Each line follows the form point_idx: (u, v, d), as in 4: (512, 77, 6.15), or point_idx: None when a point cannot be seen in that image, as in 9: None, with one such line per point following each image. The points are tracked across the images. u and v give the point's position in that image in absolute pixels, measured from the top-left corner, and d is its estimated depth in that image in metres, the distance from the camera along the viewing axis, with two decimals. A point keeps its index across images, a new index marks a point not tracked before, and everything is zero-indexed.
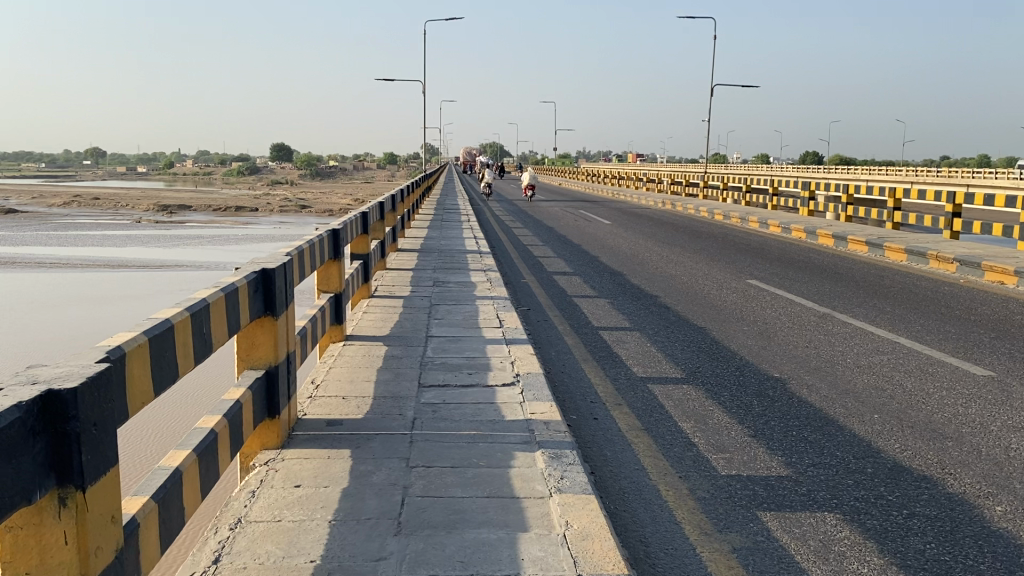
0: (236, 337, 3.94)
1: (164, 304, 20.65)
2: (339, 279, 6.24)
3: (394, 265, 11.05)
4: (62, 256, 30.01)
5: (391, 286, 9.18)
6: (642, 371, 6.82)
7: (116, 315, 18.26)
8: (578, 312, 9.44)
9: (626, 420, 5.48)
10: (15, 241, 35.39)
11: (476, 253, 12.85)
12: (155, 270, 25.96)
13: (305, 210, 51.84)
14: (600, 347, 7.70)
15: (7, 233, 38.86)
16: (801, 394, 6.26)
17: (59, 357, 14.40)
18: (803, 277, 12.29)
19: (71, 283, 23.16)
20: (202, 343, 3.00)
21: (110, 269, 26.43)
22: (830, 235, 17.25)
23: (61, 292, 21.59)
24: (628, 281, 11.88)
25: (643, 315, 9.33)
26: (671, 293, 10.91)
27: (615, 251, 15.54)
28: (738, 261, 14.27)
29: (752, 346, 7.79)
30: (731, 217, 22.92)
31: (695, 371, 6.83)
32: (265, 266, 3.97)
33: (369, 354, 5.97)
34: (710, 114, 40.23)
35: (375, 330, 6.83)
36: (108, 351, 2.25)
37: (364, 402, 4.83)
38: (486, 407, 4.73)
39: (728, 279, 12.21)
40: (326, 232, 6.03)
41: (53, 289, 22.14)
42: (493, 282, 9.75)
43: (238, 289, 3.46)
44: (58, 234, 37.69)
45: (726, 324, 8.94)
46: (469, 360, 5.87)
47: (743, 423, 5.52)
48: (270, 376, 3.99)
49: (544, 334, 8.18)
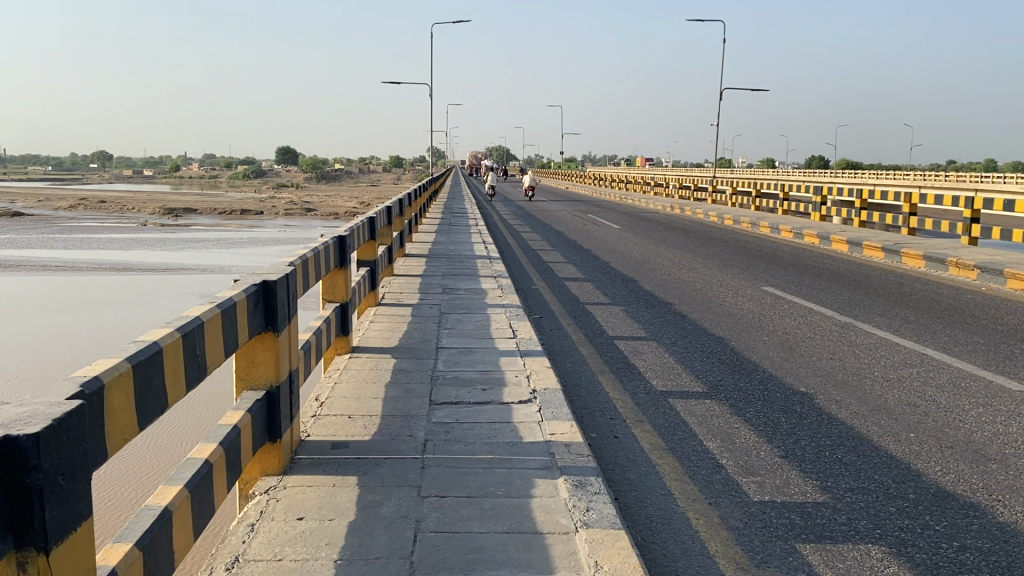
0: (235, 355, 3.66)
1: (168, 307, 20.37)
2: (345, 289, 5.96)
3: (401, 271, 10.75)
4: (67, 259, 29.79)
5: (399, 293, 8.89)
6: (661, 384, 6.51)
7: (119, 319, 17.99)
8: (591, 321, 9.14)
9: (649, 440, 5.18)
10: (20, 244, 35.21)
11: (486, 258, 12.54)
12: (161, 274, 25.73)
13: (311, 213, 51.58)
14: (617, 358, 7.39)
15: (12, 235, 38.68)
16: (830, 410, 5.93)
17: (60, 362, 14.12)
18: (820, 285, 11.94)
19: (75, 287, 22.93)
20: (195, 366, 2.72)
21: (114, 272, 26.22)
22: (844, 241, 16.90)
23: (66, 295, 21.37)
24: (641, 288, 11.56)
25: (660, 324, 9.01)
26: (686, 301, 10.59)
27: (626, 256, 15.24)
28: (753, 267, 13.93)
29: (775, 358, 7.47)
30: (742, 222, 22.56)
31: (717, 385, 6.51)
32: (266, 279, 3.69)
33: (377, 367, 5.68)
34: (718, 118, 39.89)
35: (383, 341, 6.54)
36: (84, 384, 1.97)
37: (372, 421, 4.54)
38: (503, 427, 4.43)
39: (744, 286, 11.87)
40: (332, 239, 5.75)
41: (57, 293, 21.91)
42: (504, 289, 9.45)
43: (235, 303, 3.18)
44: (64, 237, 37.53)
45: (745, 333, 8.62)
46: (482, 375, 5.57)
47: (772, 442, 5.20)
48: (271, 396, 3.71)
49: (558, 344, 7.88)
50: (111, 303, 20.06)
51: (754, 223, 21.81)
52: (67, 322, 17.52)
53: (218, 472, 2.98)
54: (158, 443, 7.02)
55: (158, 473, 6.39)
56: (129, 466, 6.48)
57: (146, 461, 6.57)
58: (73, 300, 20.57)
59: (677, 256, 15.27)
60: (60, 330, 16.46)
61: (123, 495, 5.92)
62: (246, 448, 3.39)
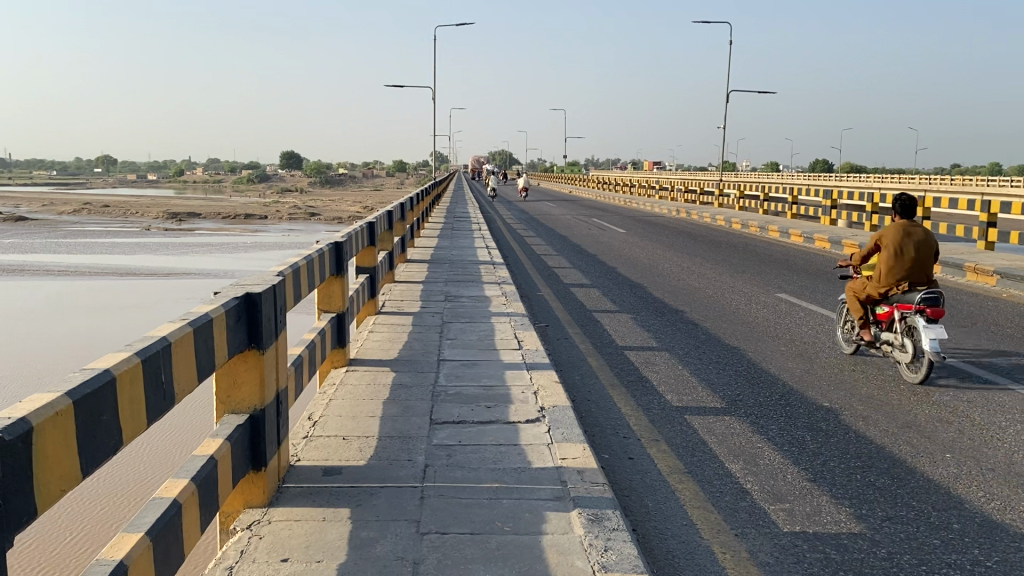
0: (215, 376, 3.31)
1: (168, 312, 20.01)
2: (341, 298, 5.62)
3: (403, 277, 10.40)
4: (70, 264, 29.54)
5: (399, 301, 8.54)
6: (677, 399, 6.16)
7: (118, 324, 17.63)
8: (600, 329, 8.78)
9: (666, 463, 4.83)
10: (23, 249, 35.00)
11: (490, 264, 12.17)
12: (163, 278, 25.44)
13: (315, 218, 51.27)
14: (628, 371, 7.03)
15: (16, 240, 38.50)
16: (859, 427, 5.57)
17: (56, 366, 13.75)
18: (836, 291, 11.57)
19: (76, 291, 22.64)
20: (158, 394, 2.37)
21: (116, 277, 25.93)
22: (856, 246, 16.51)
23: (65, 300, 21.06)
24: (651, 295, 11.19)
25: (672, 333, 8.65)
26: (697, 308, 10.25)
27: (634, 262, 14.89)
28: (765, 273, 13.58)
29: (795, 371, 7.12)
30: (750, 226, 22.17)
31: (736, 401, 6.16)
32: (249, 291, 3.34)
33: (375, 382, 5.32)
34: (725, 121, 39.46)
35: (381, 353, 6.18)
36: (6, 430, 1.62)
37: (368, 443, 4.19)
38: (510, 451, 4.07)
39: (757, 292, 11.52)
40: (328, 245, 5.42)
41: (58, 298, 21.59)
42: (509, 296, 9.09)
43: (211, 319, 2.83)
44: (67, 242, 37.27)
45: (761, 343, 8.27)
46: (487, 390, 5.21)
47: (799, 464, 4.85)
48: (255, 420, 3.37)
49: (566, 356, 7.52)
50: (110, 308, 19.74)
51: (763, 226, 21.42)
52: (65, 327, 17.20)
53: (189, 513, 2.63)
54: (146, 456, 6.77)
55: (147, 490, 6.16)
56: (117, 482, 6.24)
57: (135, 475, 6.33)
58: (72, 304, 20.25)
59: (686, 262, 14.92)
60: (58, 335, 16.14)
61: (113, 515, 5.69)
62: (225, 481, 3.04)
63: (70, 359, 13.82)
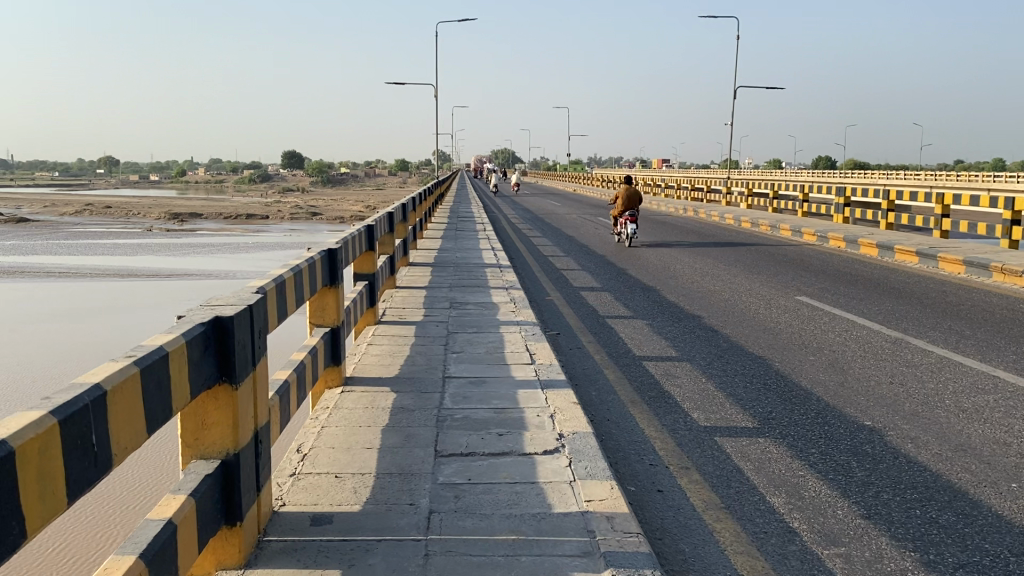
0: (180, 416, 2.80)
1: (166, 313, 19.44)
2: (336, 311, 5.13)
3: (404, 282, 9.87)
4: (69, 265, 28.99)
5: (401, 309, 8.01)
6: (704, 418, 5.62)
7: (114, 326, 17.07)
8: (614, 338, 8.24)
9: (701, 495, 4.30)
10: (23, 250, 34.47)
11: (495, 267, 11.63)
12: (164, 280, 24.88)
13: (317, 218, 50.69)
14: (649, 385, 6.49)
15: (16, 241, 37.99)
16: (908, 451, 5.03)
17: (46, 367, 13.17)
18: (859, 294, 11.02)
19: (74, 294, 22.06)
20: (80, 463, 1.85)
21: (118, 278, 25.37)
22: (873, 245, 15.95)
23: (61, 302, 20.50)
24: (665, 299, 10.66)
25: (691, 341, 8.11)
26: (715, 312, 9.72)
27: (645, 263, 14.33)
28: (782, 274, 13.04)
29: (828, 384, 6.59)
30: (762, 224, 21.60)
31: (769, 420, 5.64)
32: (220, 314, 2.82)
33: (373, 405, 4.79)
34: (734, 117, 38.82)
35: (381, 369, 5.65)
36: None
37: (363, 482, 3.66)
38: (527, 492, 3.55)
39: (776, 295, 10.96)
40: (321, 252, 4.92)
41: (54, 299, 21.01)
42: (517, 303, 8.57)
43: (166, 355, 2.31)
44: (69, 243, 36.71)
45: (787, 352, 7.75)
46: (498, 414, 4.69)
47: (849, 498, 4.32)
48: (229, 468, 2.85)
49: (580, 368, 6.99)
50: (106, 309, 19.16)
51: (774, 225, 20.86)
52: (60, 329, 16.63)
53: None
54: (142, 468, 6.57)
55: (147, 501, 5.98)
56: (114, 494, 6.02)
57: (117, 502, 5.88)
58: (70, 307, 19.64)
59: (698, 263, 14.39)
60: (51, 338, 15.58)
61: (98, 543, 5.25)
62: (187, 547, 2.53)
63: (63, 363, 13.26)
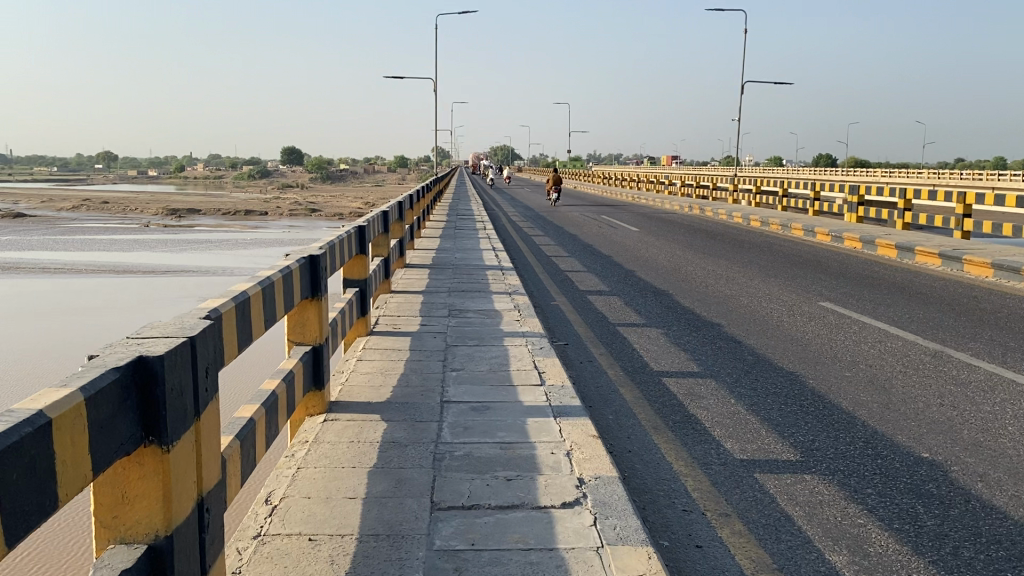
0: (94, 487, 2.10)
1: (157, 309, 18.80)
2: (319, 327, 4.45)
3: (400, 286, 9.19)
4: (64, 261, 28.29)
5: (395, 318, 7.32)
6: (741, 453, 4.94)
7: (102, 324, 16.44)
8: (628, 349, 7.55)
9: (748, 553, 3.62)
10: (18, 246, 33.84)
11: (498, 269, 10.93)
12: (160, 276, 24.14)
13: (316, 215, 49.84)
14: (671, 407, 5.81)
15: (13, 237, 37.34)
16: (979, 492, 4.35)
17: (25, 368, 12.53)
18: (886, 300, 10.33)
19: (66, 290, 21.39)
20: None
21: (113, 274, 24.65)
22: (891, 246, 15.26)
23: (52, 299, 19.79)
24: (679, 304, 9.97)
25: (713, 354, 7.42)
26: (735, 320, 9.04)
27: (654, 265, 13.64)
28: (800, 277, 12.35)
29: (872, 406, 5.91)
30: (771, 224, 20.90)
31: (813, 452, 4.97)
32: (147, 351, 2.13)
33: (361, 439, 4.11)
34: (741, 114, 37.68)
35: (371, 392, 4.95)
36: None
37: (343, 548, 2.96)
38: (546, 564, 2.86)
39: (798, 301, 10.27)
40: (301, 260, 4.24)
41: (43, 296, 20.37)
42: (522, 310, 7.88)
43: (44, 424, 1.62)
44: (65, 239, 35.94)
45: (819, 367, 7.07)
46: (506, 450, 4.00)
47: (925, 556, 3.63)
48: (159, 557, 2.15)
49: (593, 386, 6.30)
50: (98, 306, 18.47)
51: (785, 225, 20.15)
52: (47, 327, 15.93)
53: None
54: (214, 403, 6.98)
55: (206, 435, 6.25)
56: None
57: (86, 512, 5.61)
58: (60, 304, 18.94)
59: (710, 264, 13.72)
60: (35, 338, 14.94)
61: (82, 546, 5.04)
62: None
63: (42, 367, 12.62)
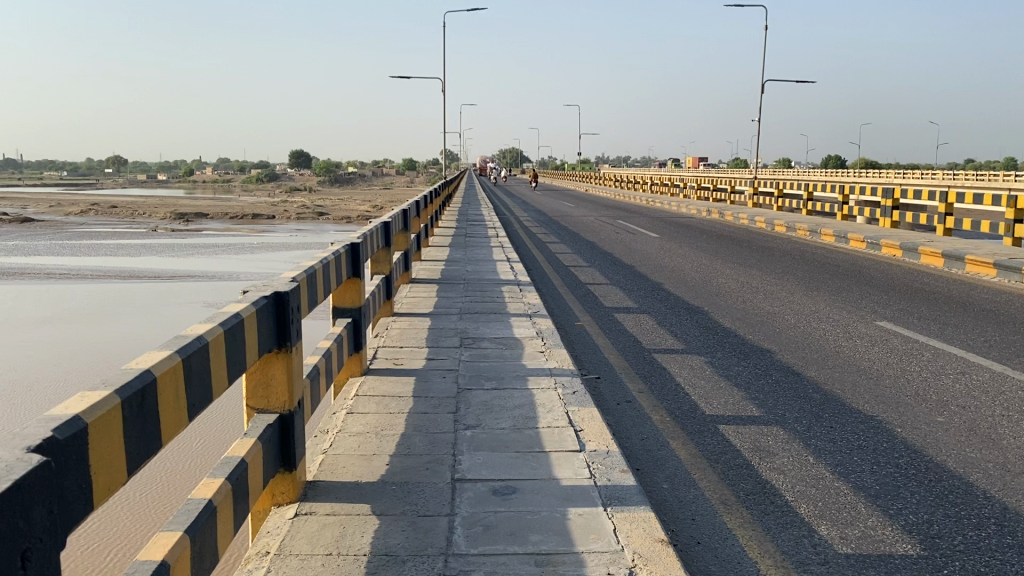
0: None
1: (155, 312, 17.75)
2: (288, 389, 3.35)
3: (405, 306, 8.07)
4: (66, 266, 27.34)
5: (397, 350, 6.21)
6: (843, 544, 3.78)
7: (91, 330, 15.41)
8: (671, 386, 6.40)
9: None
10: (23, 250, 33.04)
11: (514, 285, 9.78)
12: (163, 281, 23.15)
13: (323, 218, 48.82)
14: (737, 470, 4.69)
15: (20, 242, 36.59)
16: None
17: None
18: (953, 319, 9.10)
19: (65, 295, 20.43)
20: None
21: (112, 279, 23.62)
22: (936, 253, 14.03)
23: (44, 305, 18.77)
24: (720, 325, 8.80)
25: (773, 392, 6.27)
26: (787, 346, 7.87)
27: (682, 276, 12.48)
28: (846, 291, 11.14)
29: (988, 467, 4.73)
30: (800, 229, 19.69)
31: (935, 541, 3.82)
32: None
33: (340, 551, 2.98)
34: (761, 113, 36.31)
35: (361, 466, 3.83)
36: None
37: None
38: None
39: (852, 321, 9.06)
40: (261, 302, 3.13)
41: (38, 302, 19.37)
42: (545, 337, 6.74)
43: None
44: (70, 243, 34.99)
45: (903, 409, 5.88)
46: (543, 569, 2.86)
47: None
48: None
49: (639, 438, 5.15)
50: (91, 313, 17.42)
51: (816, 231, 18.90)
52: (34, 334, 14.90)
53: None
54: (141, 489, 6.63)
55: (161, 518, 6.07)
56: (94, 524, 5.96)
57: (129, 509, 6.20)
58: (53, 309, 17.93)
59: (743, 275, 12.56)
60: (18, 345, 13.89)
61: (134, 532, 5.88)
62: None
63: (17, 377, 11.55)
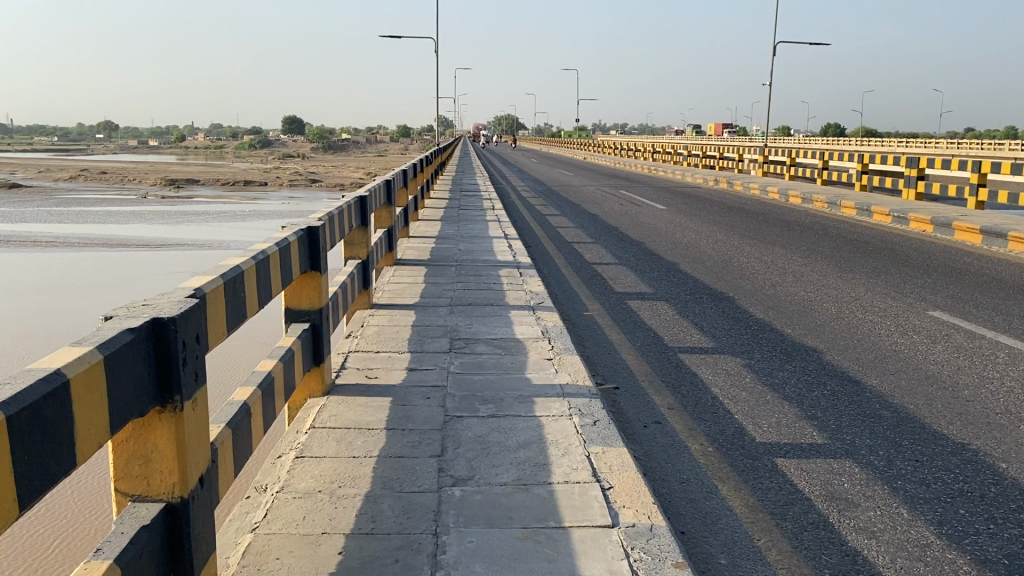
0: None
1: (129, 280, 16.49)
2: (177, 469, 2.18)
3: (387, 294, 6.90)
4: (48, 233, 26.03)
5: (372, 356, 5.03)
6: None
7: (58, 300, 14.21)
8: (708, 399, 5.27)
9: None
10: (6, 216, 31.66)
11: (513, 268, 8.60)
12: (147, 249, 21.91)
13: (319, 186, 47.46)
14: (814, 532, 3.54)
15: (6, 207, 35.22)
16: None
17: None
18: (1016, 309, 7.95)
19: (38, 264, 19.18)
20: None
21: (95, 247, 22.42)
22: (973, 230, 12.86)
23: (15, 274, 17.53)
24: (751, 316, 7.64)
25: (834, 409, 5.13)
26: (835, 343, 6.72)
27: (698, 255, 11.29)
28: (884, 273, 9.97)
29: None
30: (818, 201, 18.46)
31: None
32: None
33: None
34: (769, 79, 34.90)
35: (303, 557, 2.66)
36: None
37: None
38: None
39: (902, 312, 7.88)
40: (125, 339, 1.96)
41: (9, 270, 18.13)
42: (553, 338, 5.57)
43: None
44: (57, 209, 33.70)
45: (999, 434, 4.74)
46: None
47: None
48: None
49: (680, 481, 3.99)
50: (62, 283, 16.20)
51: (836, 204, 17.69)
52: None
53: None
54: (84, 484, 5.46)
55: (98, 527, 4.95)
56: None
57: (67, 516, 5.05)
58: (25, 279, 16.69)
59: (765, 254, 11.39)
60: None
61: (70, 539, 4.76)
62: None
63: None
